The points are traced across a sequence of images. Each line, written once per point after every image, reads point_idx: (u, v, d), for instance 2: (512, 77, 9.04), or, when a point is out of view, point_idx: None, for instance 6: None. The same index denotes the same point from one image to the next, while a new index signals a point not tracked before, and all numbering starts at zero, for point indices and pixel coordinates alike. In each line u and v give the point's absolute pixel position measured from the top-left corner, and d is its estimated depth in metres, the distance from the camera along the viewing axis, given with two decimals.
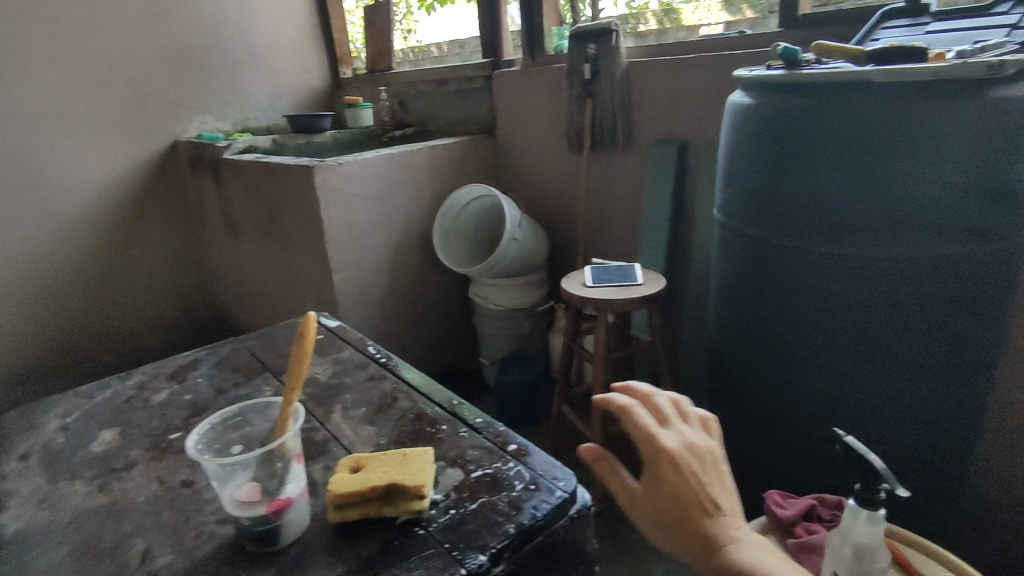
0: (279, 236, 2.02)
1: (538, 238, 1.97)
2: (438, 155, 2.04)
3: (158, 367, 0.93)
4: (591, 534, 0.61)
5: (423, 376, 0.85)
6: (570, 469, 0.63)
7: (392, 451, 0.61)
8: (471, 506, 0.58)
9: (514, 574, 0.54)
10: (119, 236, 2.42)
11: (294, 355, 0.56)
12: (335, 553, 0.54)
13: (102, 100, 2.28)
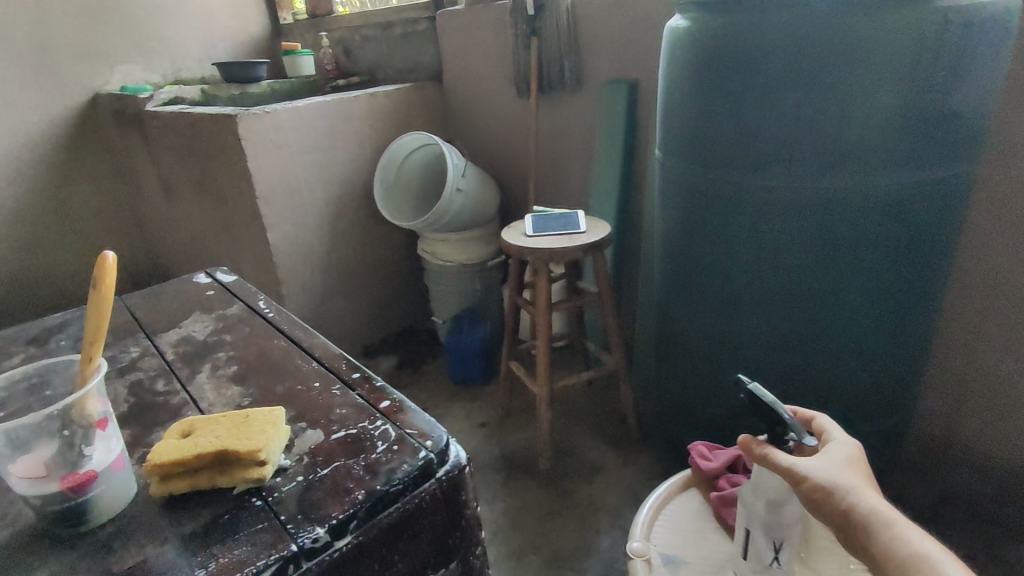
0: (209, 194, 1.89)
1: (485, 189, 1.87)
2: (377, 102, 1.90)
3: (22, 331, 0.83)
4: (468, 497, 0.55)
5: (309, 331, 0.77)
6: (445, 426, 0.56)
7: (232, 413, 0.53)
8: (321, 473, 0.51)
9: (363, 548, 0.47)
10: (44, 199, 2.27)
11: (90, 305, 0.47)
12: (153, 531, 0.47)
13: (11, 50, 2.09)
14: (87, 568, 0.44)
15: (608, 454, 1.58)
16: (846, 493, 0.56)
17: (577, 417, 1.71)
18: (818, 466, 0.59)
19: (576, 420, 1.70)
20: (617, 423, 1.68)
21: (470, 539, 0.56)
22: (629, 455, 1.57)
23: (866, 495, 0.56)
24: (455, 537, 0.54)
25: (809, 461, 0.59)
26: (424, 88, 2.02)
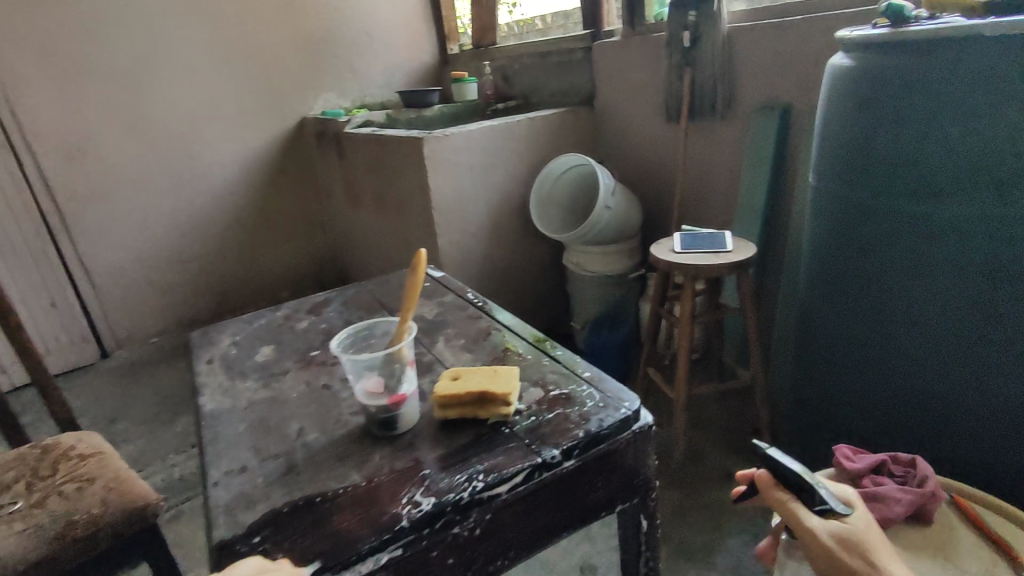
0: (391, 203, 2.22)
1: (631, 206, 2.01)
2: (538, 125, 2.11)
3: (301, 303, 1.13)
4: (650, 451, 0.71)
5: (512, 319, 0.97)
6: (635, 394, 0.73)
7: (485, 367, 0.74)
8: (548, 415, 0.70)
9: (581, 470, 0.66)
10: (259, 204, 2.76)
11: (410, 283, 0.70)
12: (438, 440, 0.68)
13: (244, 83, 2.59)
14: (402, 457, 0.66)
15: (739, 461, 1.63)
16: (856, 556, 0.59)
17: (710, 425, 1.79)
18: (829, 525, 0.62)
19: (707, 426, 1.78)
20: (750, 434, 1.73)
21: (647, 483, 0.73)
22: (762, 467, 1.58)
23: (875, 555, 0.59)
24: (638, 478, 0.72)
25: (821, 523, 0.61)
26: (578, 112, 2.21)
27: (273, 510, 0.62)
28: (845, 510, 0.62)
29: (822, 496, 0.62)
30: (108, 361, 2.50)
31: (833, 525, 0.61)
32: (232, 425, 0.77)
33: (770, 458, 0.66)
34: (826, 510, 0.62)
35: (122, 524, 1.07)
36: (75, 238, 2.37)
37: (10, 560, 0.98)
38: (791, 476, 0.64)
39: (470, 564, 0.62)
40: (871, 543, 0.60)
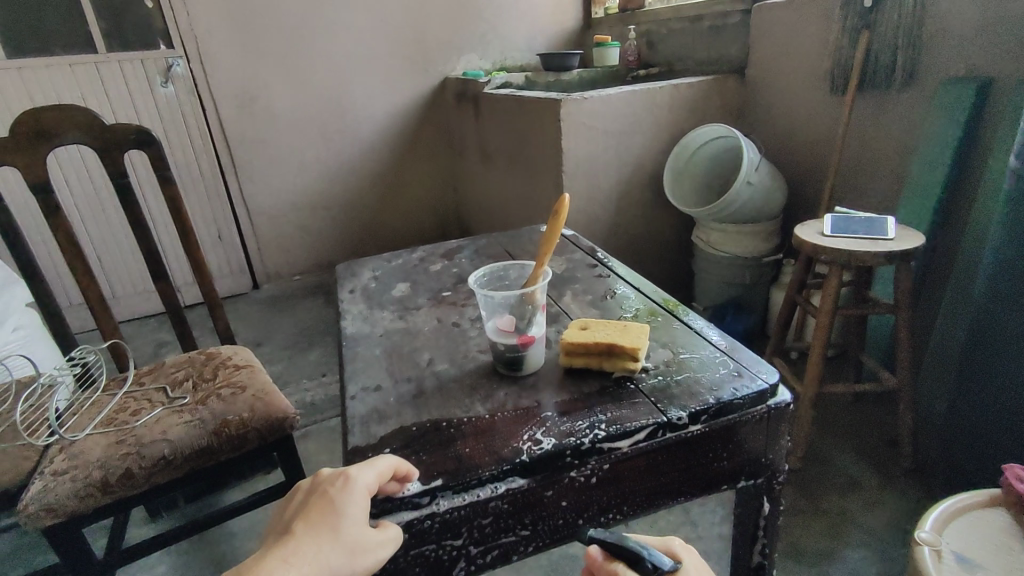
0: (521, 165, 2.22)
1: (776, 185, 1.85)
2: (681, 92, 1.99)
3: (435, 248, 1.18)
4: (784, 430, 0.67)
5: (642, 279, 0.96)
6: (773, 369, 0.69)
7: (616, 321, 0.73)
8: (676, 378, 0.69)
9: (706, 436, 0.64)
10: (397, 160, 2.93)
11: (550, 227, 0.71)
12: (564, 385, 0.69)
13: (394, 43, 2.71)
14: (526, 396, 0.68)
15: (869, 473, 1.44)
16: None
17: (837, 429, 1.60)
18: None
19: (833, 430, 1.60)
20: (886, 446, 1.52)
21: (775, 465, 0.69)
22: (897, 482, 1.40)
23: None
24: (766, 457, 0.68)
25: None
26: (727, 80, 2.06)
27: (401, 426, 0.65)
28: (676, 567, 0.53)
29: (652, 558, 0.53)
30: (258, 292, 2.79)
31: None
32: (370, 347, 0.83)
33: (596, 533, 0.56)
34: (657, 572, 0.53)
35: (266, 430, 1.20)
36: (241, 180, 2.63)
37: (180, 444, 1.14)
38: (617, 543, 0.54)
39: (582, 511, 0.62)
40: None
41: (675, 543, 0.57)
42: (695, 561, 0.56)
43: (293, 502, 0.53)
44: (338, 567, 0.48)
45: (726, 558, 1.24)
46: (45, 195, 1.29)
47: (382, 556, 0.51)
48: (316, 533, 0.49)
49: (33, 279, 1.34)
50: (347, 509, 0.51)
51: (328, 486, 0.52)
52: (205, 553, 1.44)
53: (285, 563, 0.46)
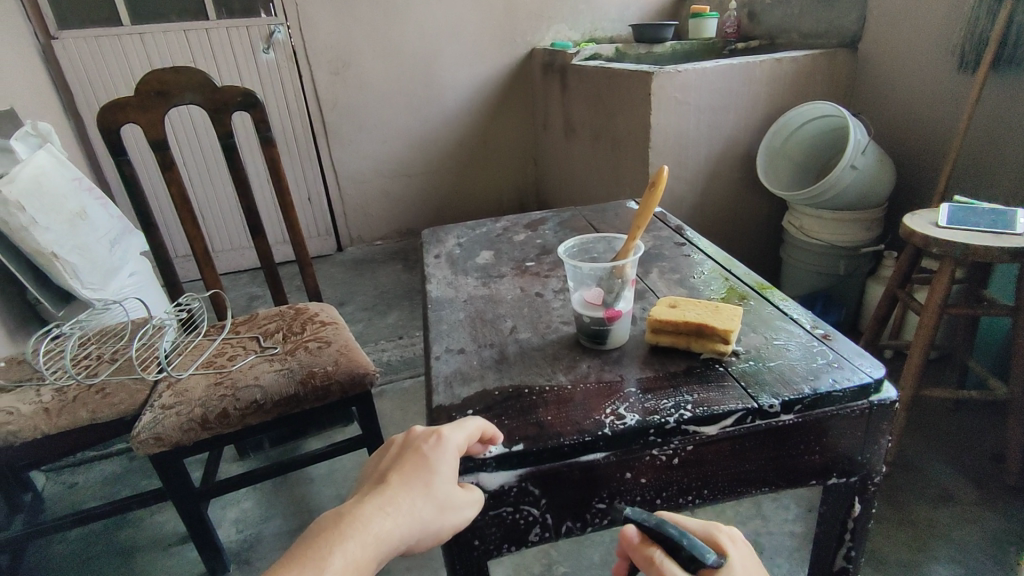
0: (605, 140, 2.17)
1: (885, 169, 1.71)
2: (785, 67, 1.87)
3: (519, 218, 1.18)
4: (886, 428, 0.63)
5: (733, 261, 0.92)
6: (878, 362, 0.65)
7: (707, 302, 0.71)
8: (769, 363, 0.66)
9: (799, 427, 0.61)
10: (480, 130, 2.94)
11: (646, 198, 0.69)
12: (648, 362, 0.68)
13: (484, 12, 2.69)
14: (609, 370, 0.67)
15: (965, 485, 1.34)
16: None
17: (931, 436, 1.49)
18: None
19: (926, 437, 1.49)
20: (986, 458, 1.41)
21: (872, 465, 0.65)
22: (998, 498, 1.30)
23: None
24: (862, 456, 0.64)
25: None
26: (837, 55, 1.91)
27: (484, 389, 0.66)
28: (718, 560, 0.50)
29: (694, 548, 0.50)
30: (342, 254, 2.91)
31: None
32: (454, 311, 0.84)
33: (632, 512, 0.53)
34: (698, 564, 0.50)
35: (348, 384, 1.26)
36: (331, 146, 2.73)
37: (271, 390, 1.21)
38: (655, 528, 0.52)
39: (661, 491, 0.61)
40: None
41: (721, 531, 0.54)
42: (743, 554, 0.52)
43: (386, 454, 0.55)
44: (429, 521, 0.50)
45: (798, 557, 1.19)
46: (163, 151, 1.39)
47: (466, 516, 0.53)
48: (410, 485, 0.50)
49: (149, 229, 1.46)
50: (439, 467, 0.52)
51: (421, 443, 0.54)
52: (286, 494, 1.54)
53: (382, 508, 0.48)
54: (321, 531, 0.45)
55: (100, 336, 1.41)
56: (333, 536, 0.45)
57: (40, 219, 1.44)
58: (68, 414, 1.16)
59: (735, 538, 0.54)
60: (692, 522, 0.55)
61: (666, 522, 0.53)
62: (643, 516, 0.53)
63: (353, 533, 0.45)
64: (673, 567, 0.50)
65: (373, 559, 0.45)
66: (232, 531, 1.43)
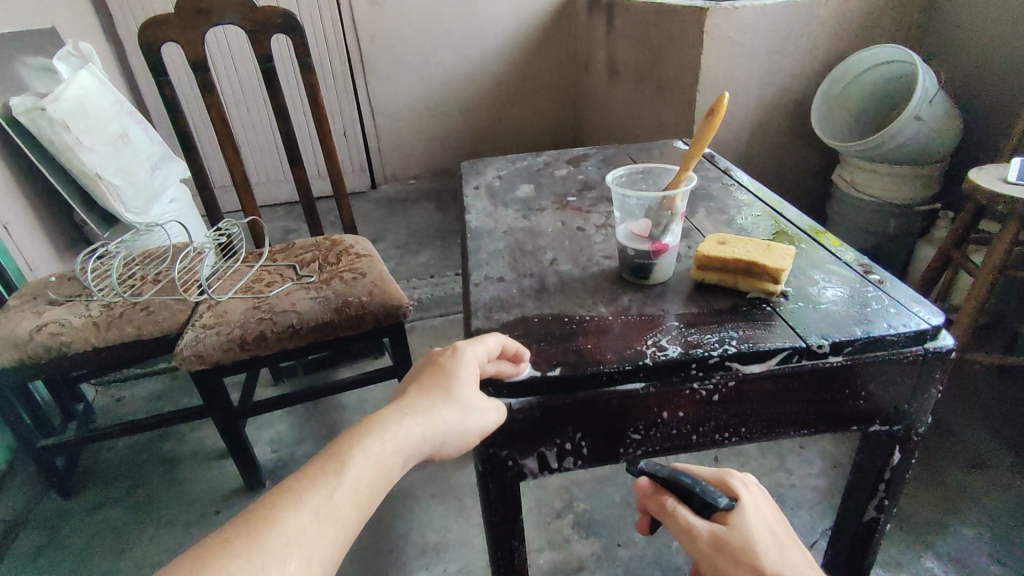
0: (649, 81, 2.07)
1: (952, 122, 1.59)
2: (852, 6, 1.73)
3: (561, 154, 1.15)
4: (938, 378, 0.61)
5: (783, 203, 0.88)
6: (937, 310, 0.62)
7: (758, 240, 0.68)
8: (820, 306, 0.63)
9: (847, 370, 0.59)
10: (519, 68, 2.85)
11: (702, 127, 0.66)
12: (692, 299, 0.66)
13: None
14: (651, 305, 0.66)
15: (1000, 451, 1.31)
16: (757, 558, 0.50)
17: (969, 401, 1.45)
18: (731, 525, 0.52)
19: (964, 401, 1.45)
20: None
21: (918, 415, 0.63)
22: None
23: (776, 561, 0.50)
24: (908, 406, 0.62)
25: (707, 528, 0.52)
26: None
27: (523, 316, 0.65)
28: (729, 503, 0.53)
29: (708, 495, 0.53)
30: (376, 192, 2.91)
31: (717, 527, 0.52)
32: (493, 242, 0.83)
33: (646, 466, 0.56)
34: (712, 509, 0.53)
35: (382, 314, 1.27)
36: (368, 79, 2.68)
37: (307, 315, 1.23)
38: (667, 478, 0.55)
39: (697, 426, 0.61)
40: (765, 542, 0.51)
41: (731, 476, 0.56)
42: (752, 495, 0.55)
43: (410, 376, 0.58)
44: (450, 423, 0.52)
45: (820, 509, 1.20)
46: (203, 73, 1.37)
47: (493, 420, 0.54)
48: (430, 394, 0.53)
49: (190, 153, 1.46)
50: (457, 374, 0.54)
51: (439, 358, 0.57)
52: (318, 419, 1.60)
53: (399, 414, 0.51)
54: (345, 432, 0.49)
55: (144, 258, 1.45)
56: (353, 435, 0.48)
57: (85, 139, 1.46)
58: (115, 329, 1.21)
59: (745, 482, 0.56)
60: (704, 469, 0.59)
61: (677, 470, 0.56)
62: (656, 469, 0.55)
63: (371, 432, 0.49)
64: (688, 513, 0.53)
65: (393, 455, 0.48)
66: (267, 450, 1.49)
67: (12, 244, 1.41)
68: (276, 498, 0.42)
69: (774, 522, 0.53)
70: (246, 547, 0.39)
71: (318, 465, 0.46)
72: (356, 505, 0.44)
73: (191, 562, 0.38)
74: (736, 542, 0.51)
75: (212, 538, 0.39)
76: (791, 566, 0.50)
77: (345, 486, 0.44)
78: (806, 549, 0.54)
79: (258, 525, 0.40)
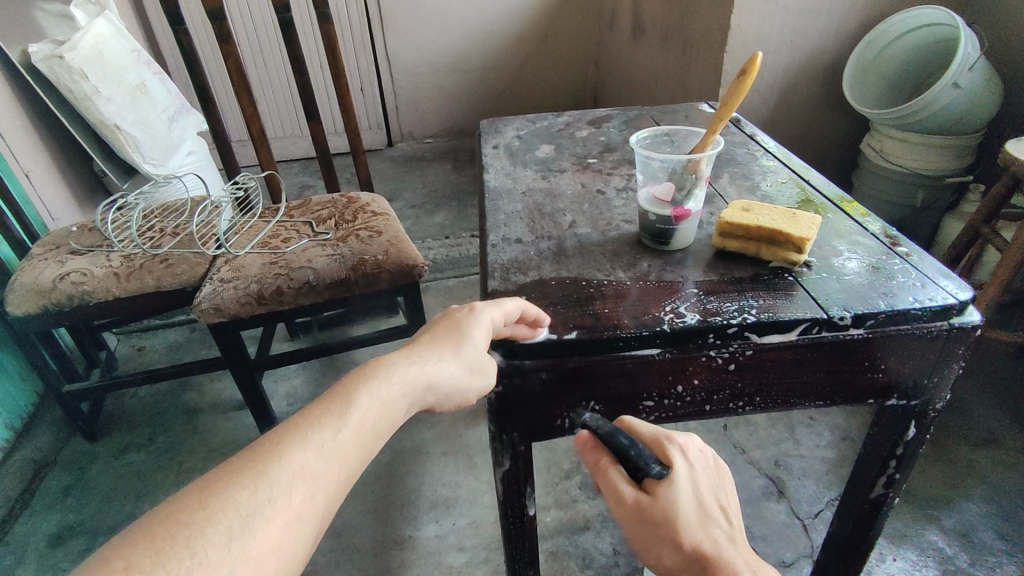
0: (675, 41, 2.00)
1: (994, 90, 1.52)
2: None
3: (582, 114, 1.12)
4: (961, 354, 0.59)
5: (810, 170, 0.86)
6: (965, 286, 0.60)
7: (784, 209, 0.66)
8: (844, 278, 0.62)
9: (868, 343, 0.58)
10: (542, 25, 2.77)
11: (733, 89, 0.64)
12: (713, 267, 0.65)
13: None
14: (670, 271, 0.65)
15: (1013, 429, 1.30)
16: (677, 530, 0.49)
17: (984, 379, 1.44)
18: (656, 495, 0.50)
19: (980, 378, 1.44)
20: None
21: (937, 391, 0.62)
22: None
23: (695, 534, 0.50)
24: (927, 381, 0.62)
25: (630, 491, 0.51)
26: None
27: (540, 278, 0.65)
28: (662, 473, 0.51)
29: (640, 462, 0.51)
30: (392, 150, 2.88)
31: (642, 495, 0.50)
32: (511, 203, 0.82)
33: (591, 420, 0.55)
34: (643, 477, 0.51)
35: (397, 273, 1.27)
36: (386, 33, 2.61)
37: (323, 272, 1.24)
38: (607, 437, 0.53)
39: (711, 394, 0.61)
40: (688, 516, 0.50)
41: (671, 441, 0.53)
42: (690, 462, 0.53)
43: (426, 326, 0.59)
44: (454, 378, 0.52)
45: (826, 479, 1.21)
46: (219, 22, 1.35)
47: (491, 382, 0.55)
48: (439, 346, 0.54)
49: (206, 105, 1.45)
50: (471, 334, 0.55)
51: (458, 315, 0.57)
52: (333, 374, 1.63)
53: (406, 360, 0.52)
54: (350, 373, 0.49)
55: (162, 210, 1.46)
56: (359, 377, 0.48)
57: (103, 88, 1.44)
58: (136, 279, 1.22)
59: (685, 449, 0.54)
60: (645, 428, 0.55)
61: (619, 430, 0.53)
62: (597, 425, 0.54)
63: (377, 375, 0.49)
64: (620, 476, 0.52)
65: (398, 399, 0.49)
66: (283, 403, 1.53)
67: (33, 193, 1.42)
68: (280, 434, 0.43)
69: (706, 491, 0.52)
70: (252, 479, 0.39)
71: (324, 404, 0.46)
72: (360, 445, 0.45)
73: (198, 491, 0.38)
74: (659, 514, 0.49)
75: (219, 470, 0.40)
76: (712, 538, 0.50)
77: (348, 427, 0.45)
78: (738, 518, 0.53)
79: (263, 458, 0.41)
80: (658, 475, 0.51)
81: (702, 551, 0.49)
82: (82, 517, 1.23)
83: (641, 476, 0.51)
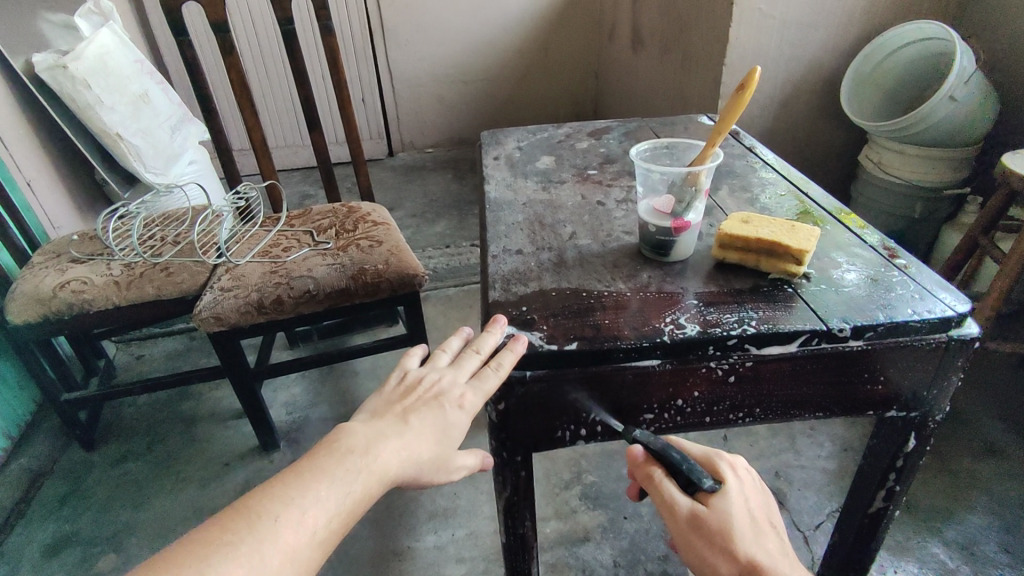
0: (674, 53, 2.02)
1: (990, 103, 1.53)
2: None
3: (582, 126, 1.13)
4: (959, 365, 0.60)
5: (808, 182, 0.87)
6: (964, 298, 0.60)
7: (783, 221, 0.67)
8: (843, 290, 0.62)
9: (868, 354, 0.58)
10: (543, 37, 2.80)
11: (731, 103, 0.64)
12: (712, 278, 0.65)
13: None
14: (670, 282, 0.65)
15: (1013, 440, 1.30)
16: (733, 541, 0.50)
17: (984, 390, 1.44)
18: (711, 508, 0.52)
19: (979, 390, 1.44)
20: None
21: (937, 403, 0.63)
22: None
23: (750, 547, 0.50)
24: (926, 392, 0.62)
25: (686, 504, 0.52)
26: None
27: (541, 289, 0.65)
28: (713, 486, 0.53)
29: (693, 474, 0.53)
30: (393, 159, 2.89)
31: (698, 506, 0.52)
32: (512, 213, 0.82)
33: (640, 435, 0.56)
34: (697, 489, 0.53)
35: (397, 283, 1.27)
36: (387, 44, 2.63)
37: (323, 282, 1.24)
38: (658, 450, 0.54)
39: (711, 405, 0.61)
40: (742, 529, 0.51)
41: (720, 458, 0.56)
42: (739, 479, 0.55)
43: (406, 394, 0.53)
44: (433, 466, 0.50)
45: (827, 490, 1.20)
46: (222, 33, 1.36)
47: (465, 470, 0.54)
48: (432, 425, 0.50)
49: (208, 115, 1.46)
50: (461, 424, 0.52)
51: (447, 401, 0.52)
52: (333, 384, 1.63)
53: (392, 444, 0.47)
54: (354, 441, 0.46)
55: (164, 219, 1.46)
56: (365, 448, 0.46)
57: (106, 98, 1.45)
58: (136, 288, 1.22)
59: (733, 466, 0.56)
60: (693, 447, 0.58)
61: (669, 444, 0.56)
62: (649, 439, 0.55)
63: (378, 453, 0.46)
64: (672, 487, 0.53)
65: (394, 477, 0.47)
66: (283, 412, 1.53)
67: (35, 202, 1.42)
68: (283, 501, 0.41)
69: (755, 508, 0.53)
70: (247, 557, 0.38)
71: (328, 472, 0.44)
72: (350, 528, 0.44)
73: (195, 561, 0.37)
74: (716, 524, 0.51)
75: (216, 533, 0.39)
76: (765, 551, 0.51)
77: (338, 514, 0.43)
78: (785, 539, 0.54)
79: (261, 532, 0.40)
80: (711, 487, 0.52)
81: (757, 562, 0.49)
82: (78, 528, 1.23)
83: (694, 489, 0.53)
